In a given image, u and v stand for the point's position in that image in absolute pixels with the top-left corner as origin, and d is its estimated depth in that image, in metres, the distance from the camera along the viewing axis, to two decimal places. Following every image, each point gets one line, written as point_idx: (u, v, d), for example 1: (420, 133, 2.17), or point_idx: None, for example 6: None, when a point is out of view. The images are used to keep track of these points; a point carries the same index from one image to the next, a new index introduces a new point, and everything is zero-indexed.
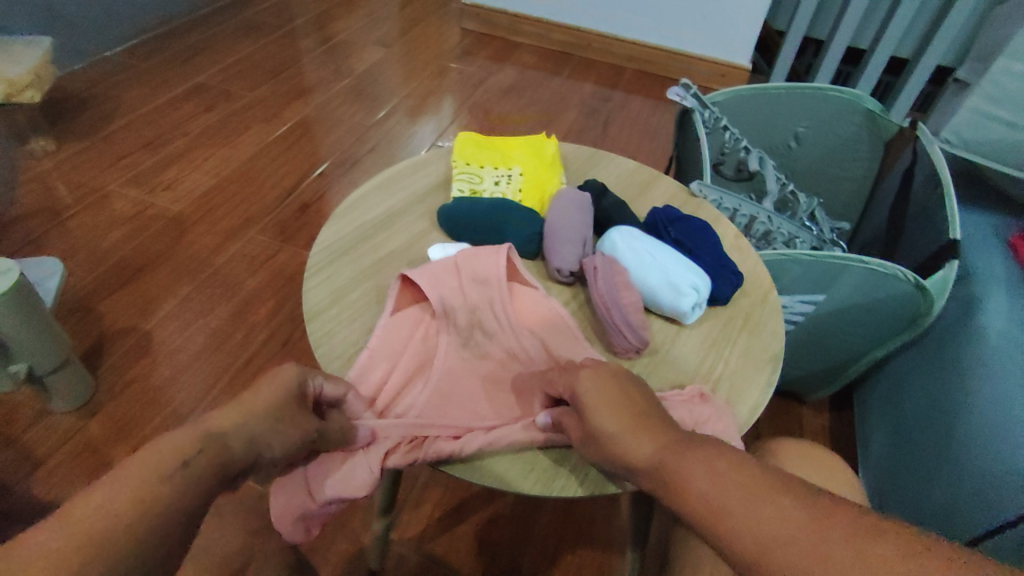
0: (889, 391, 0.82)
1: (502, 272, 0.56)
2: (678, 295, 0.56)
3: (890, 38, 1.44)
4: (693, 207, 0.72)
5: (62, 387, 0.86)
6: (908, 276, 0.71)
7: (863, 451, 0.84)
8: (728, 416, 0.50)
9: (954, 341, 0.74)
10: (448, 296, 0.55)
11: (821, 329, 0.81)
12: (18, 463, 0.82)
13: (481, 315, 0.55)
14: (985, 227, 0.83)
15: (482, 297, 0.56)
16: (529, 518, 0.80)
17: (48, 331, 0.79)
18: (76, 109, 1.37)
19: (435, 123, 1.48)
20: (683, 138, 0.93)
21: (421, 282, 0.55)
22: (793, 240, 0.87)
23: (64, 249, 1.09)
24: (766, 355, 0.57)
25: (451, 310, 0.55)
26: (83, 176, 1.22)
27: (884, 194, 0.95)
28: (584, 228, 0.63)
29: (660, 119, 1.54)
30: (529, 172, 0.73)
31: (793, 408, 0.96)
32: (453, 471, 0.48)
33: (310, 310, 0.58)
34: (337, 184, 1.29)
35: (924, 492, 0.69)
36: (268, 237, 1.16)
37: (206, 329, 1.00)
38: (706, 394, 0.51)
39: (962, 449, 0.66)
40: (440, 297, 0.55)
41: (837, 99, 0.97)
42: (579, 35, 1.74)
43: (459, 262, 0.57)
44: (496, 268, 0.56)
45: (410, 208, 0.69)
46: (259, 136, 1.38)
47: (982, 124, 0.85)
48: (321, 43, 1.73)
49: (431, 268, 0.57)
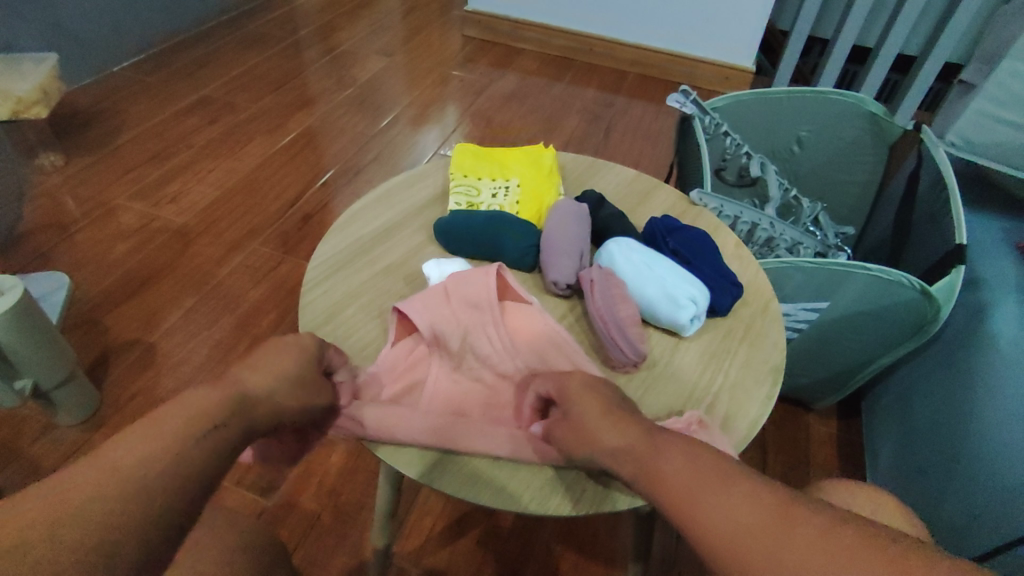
0: (897, 401, 0.81)
1: (494, 294, 0.56)
2: (675, 307, 0.56)
3: (895, 38, 1.43)
4: (693, 216, 0.71)
5: (68, 401, 0.86)
6: (913, 282, 0.70)
7: (873, 460, 0.83)
8: (726, 443, 0.49)
9: (963, 348, 0.73)
10: (439, 318, 0.54)
11: (826, 337, 0.80)
12: (24, 478, 0.83)
13: (473, 337, 0.54)
14: (994, 231, 0.82)
15: (473, 317, 0.55)
16: (532, 531, 0.80)
17: (52, 345, 0.80)
18: (84, 123, 1.38)
19: (437, 131, 1.49)
20: (683, 145, 0.93)
21: (412, 312, 0.54)
22: (796, 246, 0.86)
23: (71, 262, 1.10)
24: (766, 367, 0.56)
25: (443, 338, 0.54)
26: (90, 190, 1.24)
27: (890, 198, 0.94)
28: (581, 240, 0.62)
29: (662, 124, 1.53)
30: (526, 183, 0.72)
31: (800, 416, 0.95)
32: (446, 488, 0.48)
33: (307, 326, 0.58)
34: (340, 193, 1.29)
35: (934, 504, 0.68)
36: (271, 248, 1.16)
37: (210, 341, 1.01)
38: (704, 422, 0.49)
39: (974, 462, 0.65)
40: (431, 325, 0.54)
41: (839, 103, 0.96)
42: (581, 40, 1.74)
43: (450, 288, 0.56)
44: (486, 286, 0.56)
45: (407, 221, 0.69)
46: (263, 147, 1.39)
47: (986, 126, 0.84)
48: (325, 54, 1.75)
49: (423, 292, 0.57)
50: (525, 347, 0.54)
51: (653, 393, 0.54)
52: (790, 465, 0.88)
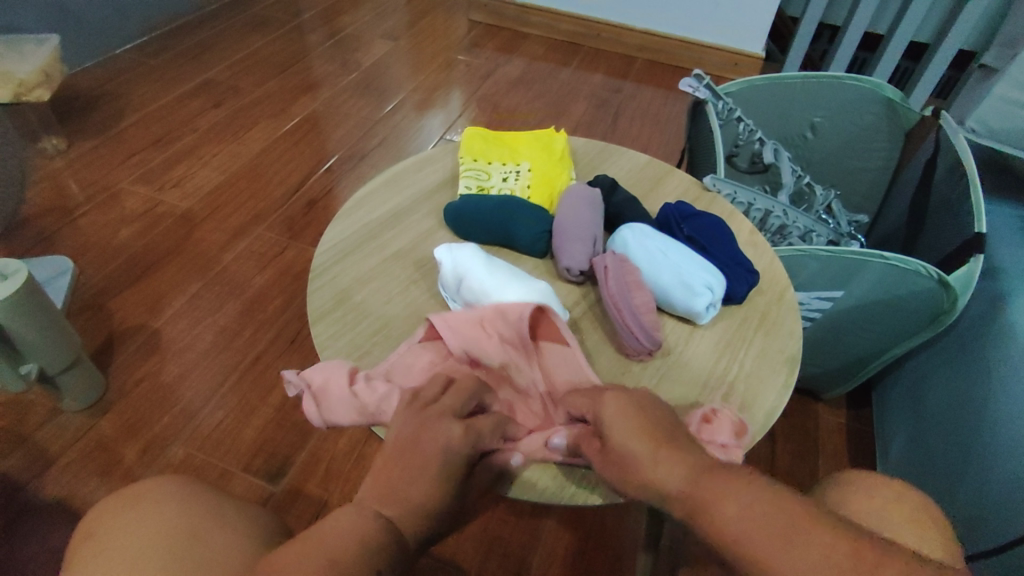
0: (910, 390, 0.80)
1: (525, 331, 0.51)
2: (691, 295, 0.55)
3: (909, 22, 1.40)
4: (706, 202, 0.70)
5: (73, 386, 0.86)
6: (930, 272, 0.69)
7: (884, 451, 0.82)
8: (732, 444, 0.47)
9: (978, 338, 0.72)
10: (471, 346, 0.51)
11: (839, 327, 0.79)
12: (30, 462, 0.83)
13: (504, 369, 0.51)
14: (1013, 218, 0.80)
15: (507, 348, 0.52)
16: (539, 519, 0.80)
17: (58, 331, 0.79)
18: (86, 106, 1.37)
19: (442, 116, 1.47)
20: (696, 130, 0.91)
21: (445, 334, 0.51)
22: (809, 234, 0.85)
23: (75, 247, 1.09)
24: (782, 356, 0.55)
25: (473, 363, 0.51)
26: (94, 174, 1.22)
27: (905, 186, 0.92)
28: (594, 225, 0.61)
29: (670, 110, 1.51)
30: (537, 167, 0.71)
31: (809, 404, 0.94)
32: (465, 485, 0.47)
33: (315, 312, 0.57)
34: (344, 178, 1.28)
35: (947, 498, 0.67)
36: (276, 234, 1.15)
37: (216, 326, 1.00)
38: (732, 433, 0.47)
39: (988, 452, 0.64)
40: (462, 351, 0.51)
41: (855, 89, 0.94)
42: (589, 25, 1.71)
43: (485, 317, 0.52)
44: (520, 325, 0.52)
45: (417, 206, 0.68)
46: (267, 132, 1.37)
47: (1009, 111, 0.83)
48: (329, 37, 1.72)
49: (456, 313, 0.53)
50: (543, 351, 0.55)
51: (666, 383, 0.53)
52: (799, 454, 0.88)
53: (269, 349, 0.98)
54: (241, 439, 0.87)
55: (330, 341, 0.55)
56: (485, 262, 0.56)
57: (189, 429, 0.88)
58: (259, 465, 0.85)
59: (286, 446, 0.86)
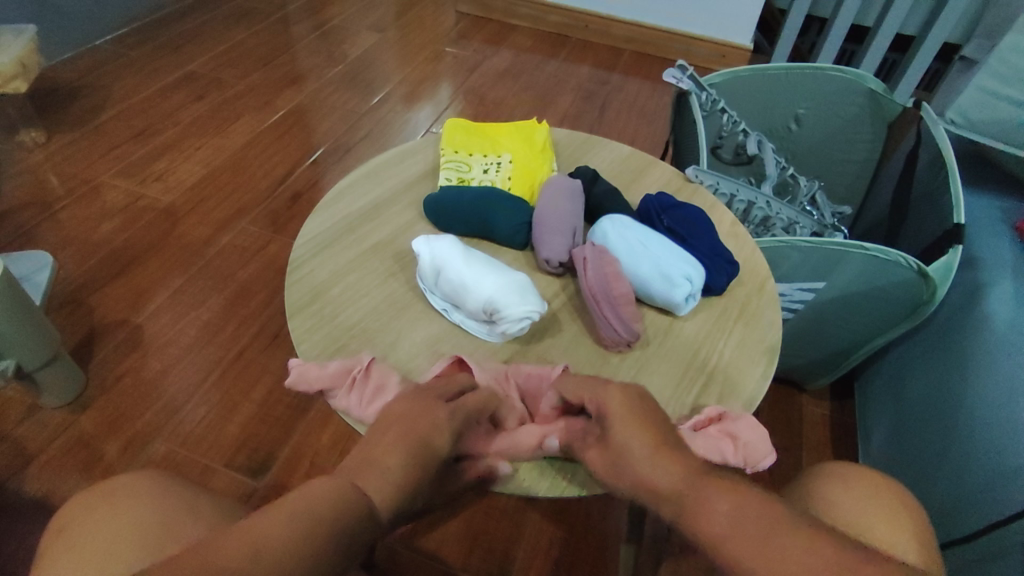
0: (891, 381, 0.81)
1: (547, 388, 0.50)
2: (670, 286, 0.55)
3: (896, 13, 1.40)
4: (688, 193, 0.70)
5: (53, 382, 0.85)
6: (910, 263, 0.69)
7: (865, 442, 0.83)
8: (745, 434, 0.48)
9: (957, 329, 0.72)
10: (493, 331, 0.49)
11: (820, 318, 0.79)
12: (9, 459, 0.82)
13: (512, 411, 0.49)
14: (993, 210, 0.80)
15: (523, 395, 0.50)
16: (524, 513, 0.80)
17: (35, 326, 0.78)
18: (67, 99, 1.35)
19: (430, 109, 1.46)
20: (680, 122, 0.91)
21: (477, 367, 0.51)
22: (792, 225, 0.85)
23: (55, 241, 1.08)
24: (761, 347, 0.55)
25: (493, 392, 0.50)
26: (74, 167, 1.21)
27: (888, 178, 0.92)
28: (575, 218, 0.61)
29: (657, 102, 1.51)
30: (519, 159, 0.70)
31: (793, 396, 0.95)
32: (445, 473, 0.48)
33: (293, 305, 0.57)
34: (329, 171, 1.27)
35: (927, 488, 0.68)
36: (260, 228, 1.14)
37: (199, 321, 0.99)
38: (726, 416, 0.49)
39: (965, 446, 0.64)
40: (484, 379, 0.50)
41: (839, 80, 0.94)
42: (577, 16, 1.70)
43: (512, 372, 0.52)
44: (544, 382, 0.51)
45: (397, 198, 0.67)
46: (251, 124, 1.36)
47: (988, 103, 0.79)
48: (314, 29, 1.70)
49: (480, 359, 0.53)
50: (520, 344, 0.55)
51: (646, 374, 0.53)
52: (784, 445, 0.88)
53: (253, 344, 0.97)
54: (224, 434, 0.87)
55: (307, 334, 0.54)
56: (462, 254, 0.55)
57: (171, 425, 0.87)
58: (241, 461, 0.84)
59: (268, 441, 0.86)
